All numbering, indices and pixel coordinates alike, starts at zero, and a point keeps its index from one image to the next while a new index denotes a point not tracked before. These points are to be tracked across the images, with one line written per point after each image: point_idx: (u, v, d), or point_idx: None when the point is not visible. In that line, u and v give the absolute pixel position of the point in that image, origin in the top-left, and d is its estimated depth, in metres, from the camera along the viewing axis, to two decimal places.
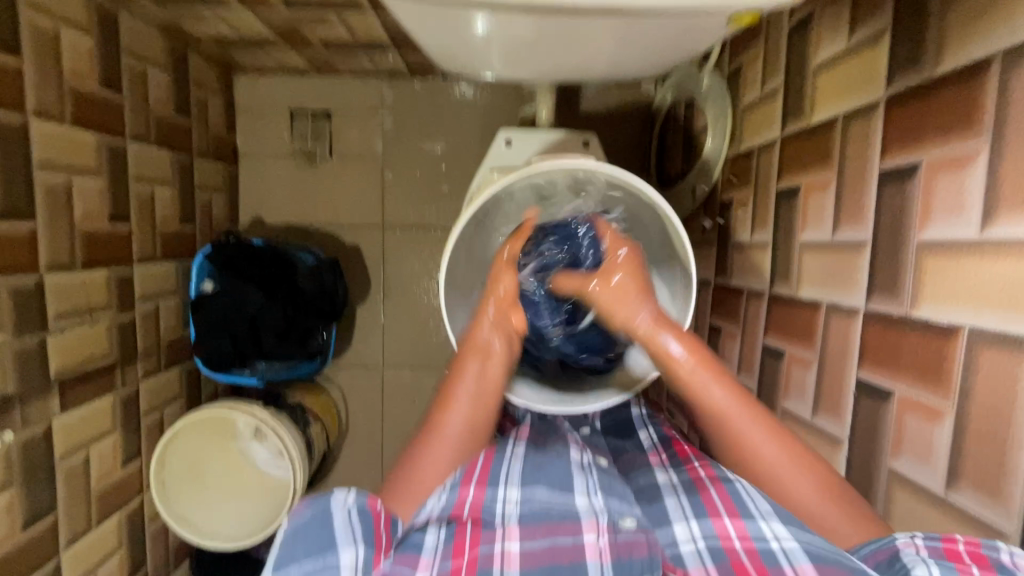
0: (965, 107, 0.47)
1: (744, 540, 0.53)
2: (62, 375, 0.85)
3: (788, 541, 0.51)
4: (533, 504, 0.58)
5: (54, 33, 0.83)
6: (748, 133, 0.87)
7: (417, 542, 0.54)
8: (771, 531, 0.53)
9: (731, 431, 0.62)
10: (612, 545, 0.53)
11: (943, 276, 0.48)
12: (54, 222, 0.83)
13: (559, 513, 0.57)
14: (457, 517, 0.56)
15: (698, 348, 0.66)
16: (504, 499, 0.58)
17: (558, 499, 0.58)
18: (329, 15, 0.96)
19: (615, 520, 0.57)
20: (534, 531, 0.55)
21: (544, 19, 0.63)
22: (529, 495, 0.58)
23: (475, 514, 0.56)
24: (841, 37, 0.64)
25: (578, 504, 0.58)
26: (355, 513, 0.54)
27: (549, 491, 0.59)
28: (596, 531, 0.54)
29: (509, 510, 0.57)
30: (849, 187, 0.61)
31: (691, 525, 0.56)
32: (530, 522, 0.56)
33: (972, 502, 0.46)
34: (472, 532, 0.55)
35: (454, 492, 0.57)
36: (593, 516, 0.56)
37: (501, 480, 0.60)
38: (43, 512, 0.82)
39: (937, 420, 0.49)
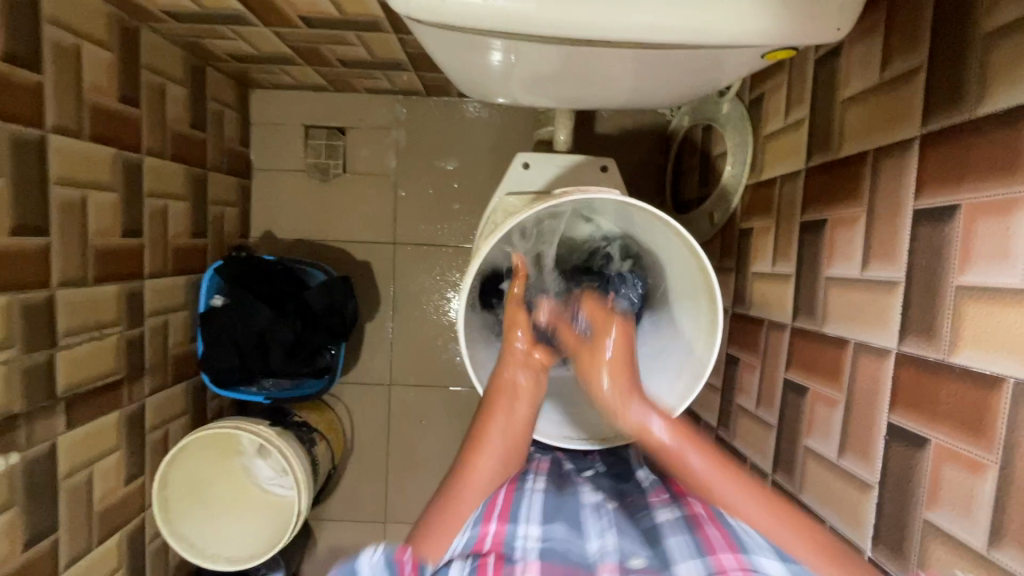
0: (1011, 150, 0.46)
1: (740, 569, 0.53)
2: (69, 393, 0.83)
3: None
4: (552, 541, 0.60)
5: (76, 49, 0.83)
6: (770, 162, 0.85)
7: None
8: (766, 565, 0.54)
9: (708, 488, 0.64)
10: None
11: (986, 323, 0.47)
12: (67, 237, 0.83)
13: (574, 555, 0.58)
14: (478, 552, 0.59)
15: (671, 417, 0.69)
16: (524, 535, 0.60)
17: (575, 540, 0.61)
18: (349, 36, 0.96)
19: (625, 560, 0.57)
20: (554, 568, 0.55)
21: (568, 50, 0.63)
22: (550, 532, 0.61)
23: (497, 548, 0.58)
24: (872, 72, 0.64)
25: (591, 548, 0.60)
26: (383, 567, 0.54)
27: (568, 531, 0.62)
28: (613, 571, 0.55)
29: (529, 546, 0.59)
30: (881, 224, 0.60)
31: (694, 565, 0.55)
32: (550, 557, 0.57)
33: (1019, 564, 0.43)
34: (495, 564, 0.55)
35: (476, 529, 0.62)
36: (605, 558, 0.57)
37: (521, 517, 0.63)
38: (44, 532, 0.80)
39: (980, 474, 0.47)
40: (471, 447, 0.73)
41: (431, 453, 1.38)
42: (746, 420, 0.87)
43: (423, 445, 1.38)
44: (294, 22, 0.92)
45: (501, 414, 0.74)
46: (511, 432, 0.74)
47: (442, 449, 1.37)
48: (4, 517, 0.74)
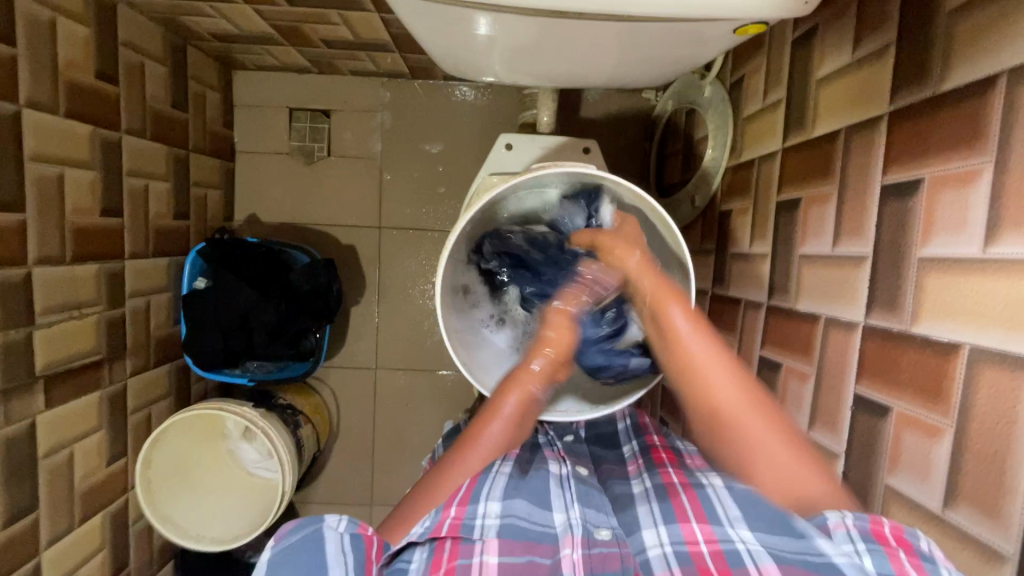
0: (971, 123, 0.47)
1: (710, 543, 0.56)
2: (48, 372, 0.83)
3: (753, 544, 0.54)
4: (514, 520, 0.60)
5: (51, 23, 0.81)
6: (749, 143, 0.86)
7: (402, 567, 0.57)
8: (737, 535, 0.56)
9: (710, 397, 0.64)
10: (585, 558, 0.56)
11: (945, 292, 0.48)
12: (44, 215, 0.82)
13: (536, 532, 0.59)
14: (437, 536, 0.58)
15: (700, 319, 0.67)
16: (483, 514, 0.60)
17: (537, 515, 0.61)
18: (331, 14, 0.96)
19: (590, 533, 0.59)
20: (513, 547, 0.57)
21: (550, 22, 0.63)
22: (510, 508, 0.61)
23: (453, 532, 0.57)
24: (845, 51, 0.64)
25: (556, 523, 0.61)
26: (347, 538, 0.56)
27: (530, 506, 0.62)
28: (571, 545, 0.57)
29: (487, 524, 0.59)
30: (851, 200, 0.61)
31: (660, 531, 0.59)
32: (510, 536, 0.58)
33: (972, 522, 0.45)
34: (450, 547, 0.57)
35: (436, 513, 0.59)
36: (568, 531, 0.59)
37: (483, 496, 0.62)
38: (24, 510, 0.80)
39: (936, 437, 0.48)
40: (479, 421, 0.69)
41: (417, 436, 1.39)
42: None
43: (409, 428, 1.38)
44: None
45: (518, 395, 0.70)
46: (521, 426, 0.70)
47: (428, 432, 1.38)
48: None
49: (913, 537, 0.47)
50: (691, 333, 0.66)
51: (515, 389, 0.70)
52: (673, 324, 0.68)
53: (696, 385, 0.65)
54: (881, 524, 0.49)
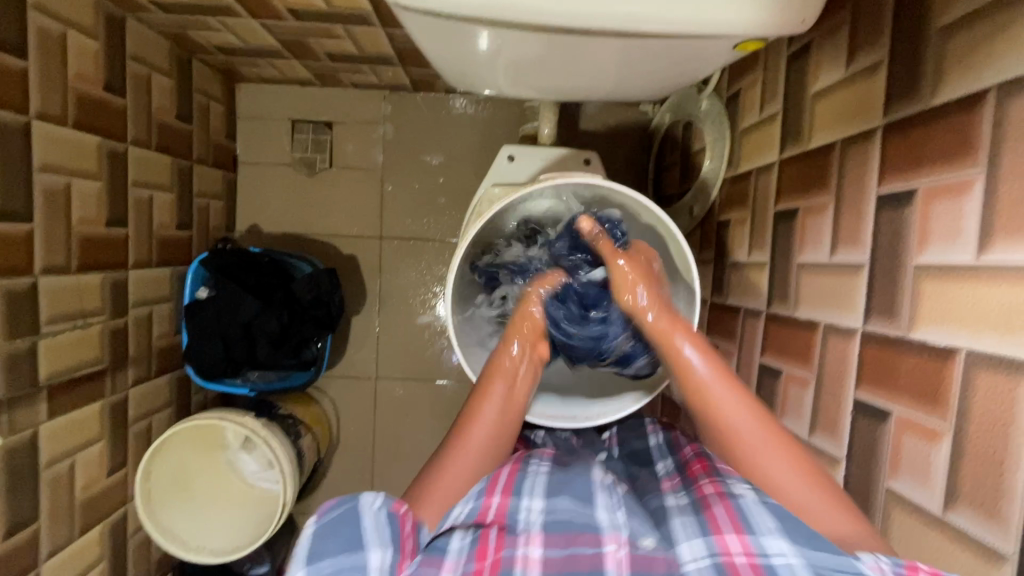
0: (962, 137, 0.49)
1: (747, 556, 0.50)
2: (51, 381, 0.83)
3: (794, 558, 0.49)
4: (558, 515, 0.57)
5: (62, 36, 0.83)
6: (747, 155, 0.88)
7: (442, 546, 0.56)
8: (774, 547, 0.50)
9: (727, 433, 0.63)
10: (630, 557, 0.53)
11: (941, 299, 0.50)
12: (51, 224, 0.83)
13: (580, 524, 0.56)
14: (481, 523, 0.57)
15: (712, 356, 0.67)
16: (528, 508, 0.59)
17: (580, 511, 0.58)
18: (336, 28, 0.98)
19: (635, 538, 0.56)
20: (556, 540, 0.55)
21: (552, 38, 0.65)
22: (553, 505, 0.59)
23: (499, 519, 0.57)
24: (839, 67, 0.67)
25: (600, 518, 0.57)
26: (383, 515, 0.57)
27: (573, 502, 0.59)
28: (616, 543, 0.54)
29: (531, 518, 0.57)
30: (848, 210, 0.63)
31: (697, 545, 0.54)
32: (553, 530, 0.56)
33: (972, 524, 0.46)
34: (495, 537, 0.56)
35: (477, 501, 0.59)
36: (614, 528, 0.56)
37: (527, 491, 0.61)
38: (25, 521, 0.79)
39: (935, 441, 0.49)
40: (469, 411, 0.72)
41: (417, 446, 1.39)
42: None
43: (409, 438, 1.38)
44: (282, 14, 0.93)
45: (502, 382, 0.73)
46: (506, 415, 0.72)
47: (428, 442, 1.38)
48: None
49: None
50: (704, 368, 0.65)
51: (496, 377, 0.73)
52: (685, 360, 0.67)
53: (708, 419, 0.64)
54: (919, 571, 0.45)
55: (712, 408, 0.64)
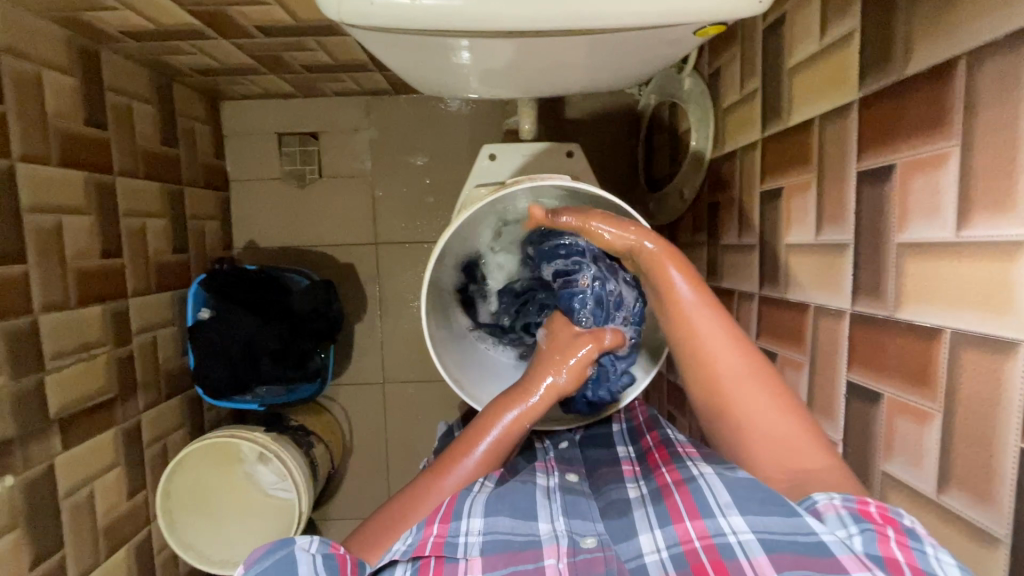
0: (936, 109, 0.47)
1: (703, 539, 0.56)
2: (62, 415, 0.85)
3: (744, 534, 0.53)
4: (495, 535, 0.61)
5: (37, 76, 0.84)
6: (731, 134, 0.86)
7: None
8: (728, 525, 0.55)
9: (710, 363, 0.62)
10: (570, 565, 0.57)
11: (924, 278, 0.48)
12: (44, 261, 0.84)
13: (520, 542, 0.60)
14: (421, 556, 0.58)
15: (700, 285, 0.65)
16: (466, 531, 0.60)
17: (521, 528, 0.62)
18: (308, 41, 0.97)
19: (576, 542, 0.60)
20: (496, 562, 0.58)
21: (518, 40, 0.64)
22: (493, 524, 0.62)
23: (438, 550, 0.58)
24: (813, 38, 0.64)
25: (541, 531, 0.62)
26: (319, 560, 0.56)
27: (512, 520, 0.63)
28: (556, 555, 0.58)
29: (471, 541, 0.60)
30: (829, 188, 0.61)
31: (656, 536, 0.60)
32: (492, 551, 0.59)
33: (965, 506, 0.45)
34: (437, 565, 0.58)
35: (419, 532, 0.59)
36: (553, 541, 0.60)
37: (465, 513, 0.62)
38: (50, 551, 0.82)
39: (926, 423, 0.48)
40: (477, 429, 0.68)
41: (428, 445, 1.40)
42: None
43: (421, 439, 1.40)
44: (251, 31, 0.92)
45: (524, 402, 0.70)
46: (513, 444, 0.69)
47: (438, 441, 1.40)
48: (9, 538, 0.76)
49: (898, 516, 0.47)
50: (690, 297, 0.64)
51: (513, 407, 0.69)
52: (673, 285, 0.64)
53: (697, 356, 0.63)
54: (868, 503, 0.49)
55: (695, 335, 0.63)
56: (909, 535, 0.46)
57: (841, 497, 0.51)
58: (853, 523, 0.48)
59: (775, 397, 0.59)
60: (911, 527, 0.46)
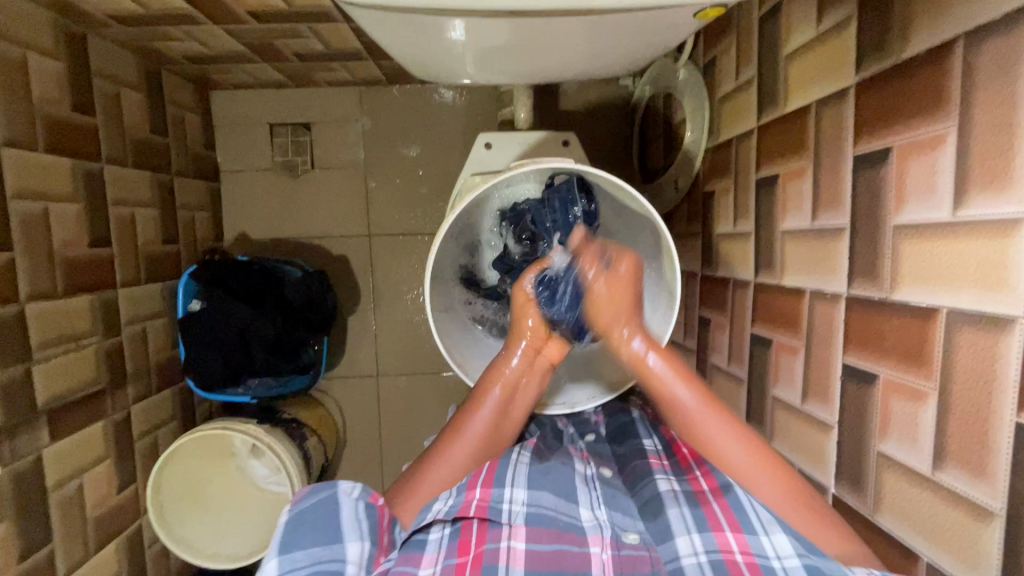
0: (934, 91, 0.47)
1: (745, 555, 0.56)
2: (50, 406, 0.84)
3: (790, 560, 0.54)
4: (540, 509, 0.61)
5: (23, 59, 0.82)
6: (726, 123, 0.87)
7: (421, 541, 0.58)
8: (772, 547, 0.55)
9: (699, 434, 0.64)
10: (614, 559, 0.57)
11: (920, 258, 0.49)
12: (32, 249, 0.82)
13: (563, 522, 0.61)
14: (463, 516, 0.59)
15: (671, 355, 0.68)
16: (510, 499, 0.61)
17: (564, 508, 0.63)
18: (301, 28, 0.96)
19: (618, 536, 0.60)
20: (540, 535, 0.59)
21: (515, 21, 0.63)
22: (538, 499, 0.62)
23: (481, 513, 0.59)
24: (810, 24, 0.65)
25: (583, 517, 0.62)
26: (361, 505, 0.59)
27: (555, 499, 0.63)
28: (601, 545, 0.59)
29: (514, 510, 0.60)
30: (825, 173, 0.62)
31: (693, 539, 0.59)
32: (536, 523, 0.60)
33: (960, 482, 0.46)
34: (478, 530, 0.59)
35: (460, 495, 0.61)
36: (597, 530, 0.60)
37: (508, 481, 0.63)
38: (38, 543, 0.80)
39: (922, 402, 0.49)
40: (473, 399, 0.70)
41: (422, 438, 1.40)
42: (720, 378, 0.89)
43: (415, 432, 1.39)
44: (243, 17, 0.91)
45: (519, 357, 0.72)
46: (509, 407, 0.70)
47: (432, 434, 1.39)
48: None
49: None
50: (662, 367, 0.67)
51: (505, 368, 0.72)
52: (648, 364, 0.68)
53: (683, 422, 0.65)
54: None
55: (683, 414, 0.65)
56: None
57: None
58: None
59: (756, 455, 0.61)
60: None
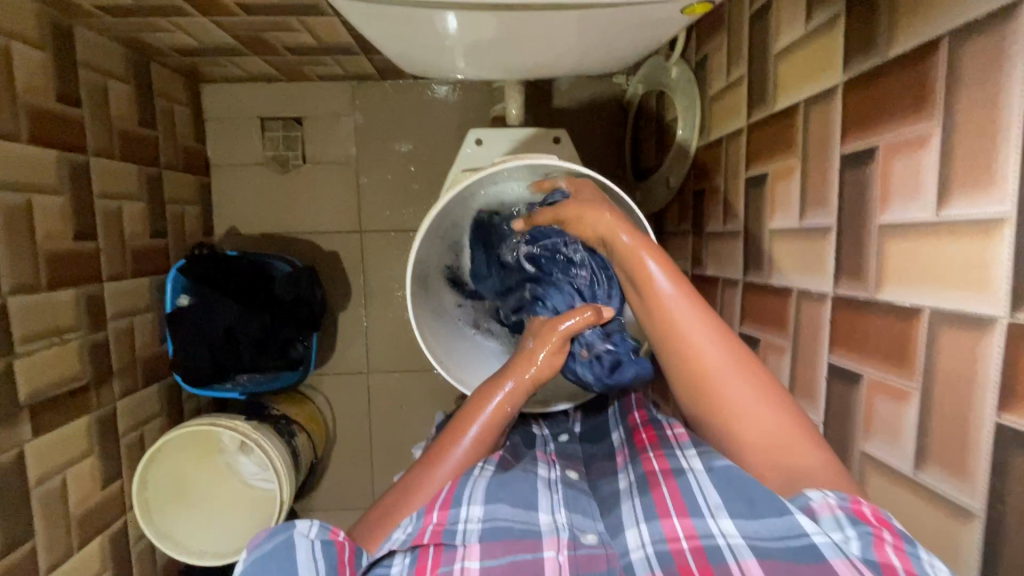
0: (919, 90, 0.47)
1: (690, 540, 0.53)
2: (32, 400, 0.83)
3: (734, 537, 0.52)
4: (496, 522, 0.59)
5: (6, 48, 0.80)
6: (717, 122, 0.87)
7: (382, 575, 0.56)
8: (718, 527, 0.53)
9: (695, 358, 0.60)
10: (571, 559, 0.55)
11: (904, 258, 0.49)
12: (14, 241, 0.81)
13: (519, 530, 0.58)
14: (419, 544, 0.56)
15: (679, 278, 0.64)
16: (466, 518, 0.59)
17: (521, 516, 0.60)
18: (291, 21, 0.95)
19: (575, 536, 0.58)
20: (495, 549, 0.56)
21: (503, 14, 0.63)
22: (493, 512, 0.60)
23: (437, 538, 0.56)
24: (800, 22, 0.64)
25: (541, 522, 0.60)
26: (318, 546, 0.55)
27: (513, 508, 0.61)
28: (556, 548, 0.56)
29: (470, 528, 0.58)
30: (813, 172, 0.61)
31: (641, 530, 0.57)
32: (491, 538, 0.57)
33: (941, 482, 0.46)
34: (434, 555, 0.56)
35: (419, 520, 0.58)
36: (553, 533, 0.58)
37: (465, 499, 0.61)
38: (19, 540, 0.79)
39: (904, 402, 0.49)
40: (462, 419, 0.69)
41: (412, 436, 1.39)
42: None
43: (405, 430, 1.39)
44: (232, 9, 0.90)
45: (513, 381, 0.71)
46: (501, 429, 0.70)
47: (423, 431, 1.39)
48: None
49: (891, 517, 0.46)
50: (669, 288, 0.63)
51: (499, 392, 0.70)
52: (650, 277, 0.64)
53: (677, 350, 0.61)
54: (862, 503, 0.48)
55: (681, 340, 0.61)
56: (906, 542, 0.45)
57: (835, 497, 0.50)
58: (848, 526, 0.47)
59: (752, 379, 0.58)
60: (907, 535, 0.45)
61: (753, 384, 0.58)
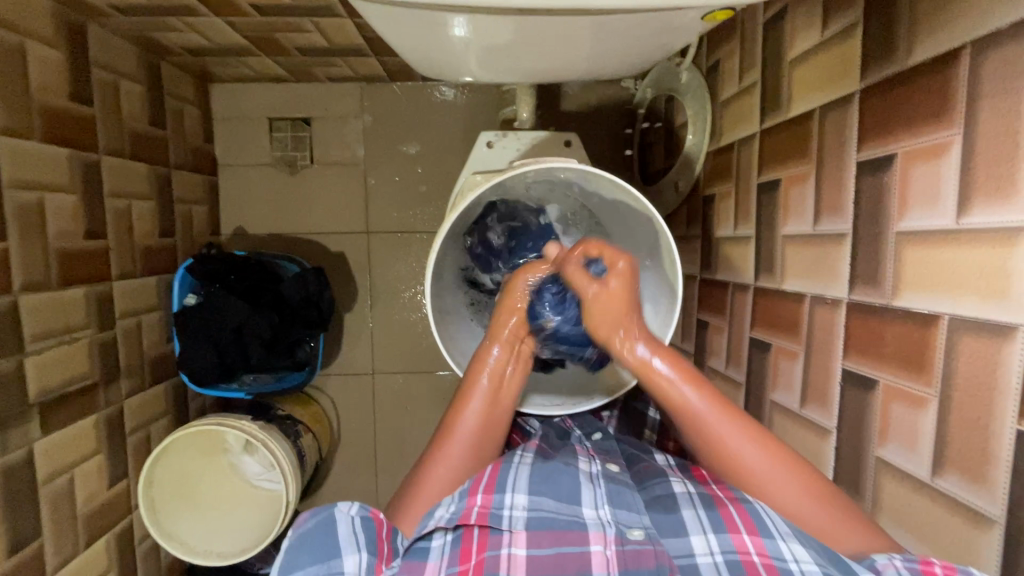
0: (939, 99, 0.47)
1: (761, 556, 0.53)
2: (41, 399, 0.83)
3: (807, 564, 0.51)
4: (540, 512, 0.59)
5: (21, 46, 0.80)
6: (728, 128, 0.87)
7: (423, 548, 0.58)
8: (790, 551, 0.53)
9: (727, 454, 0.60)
10: (620, 555, 0.54)
11: (922, 265, 0.49)
12: (26, 239, 0.81)
13: (564, 522, 0.58)
14: (464, 524, 0.58)
15: (682, 366, 0.63)
16: (511, 505, 0.59)
17: (565, 510, 0.60)
18: (304, 22, 0.95)
19: (623, 531, 0.57)
20: (541, 539, 0.56)
21: (521, 19, 0.63)
22: (537, 502, 0.60)
23: (482, 520, 0.57)
24: (815, 30, 0.65)
25: (586, 516, 0.59)
26: (358, 521, 0.58)
27: (556, 501, 0.61)
28: (603, 542, 0.56)
29: (516, 516, 0.58)
30: (827, 179, 0.62)
31: (709, 538, 0.56)
32: (537, 528, 0.58)
33: (959, 488, 0.46)
34: (479, 537, 0.57)
35: (462, 502, 0.60)
36: (600, 527, 0.58)
37: (509, 486, 0.61)
38: (27, 539, 0.79)
39: (922, 408, 0.49)
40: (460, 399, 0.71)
41: (417, 437, 1.39)
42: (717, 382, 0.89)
43: (410, 431, 1.39)
44: (246, 10, 0.90)
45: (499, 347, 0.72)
46: (496, 409, 0.71)
47: (427, 433, 1.39)
48: None
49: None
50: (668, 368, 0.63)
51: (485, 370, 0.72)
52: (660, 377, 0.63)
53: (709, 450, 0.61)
54: (931, 564, 0.45)
55: (705, 440, 0.61)
56: None
57: (901, 558, 0.48)
58: None
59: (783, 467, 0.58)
60: None
61: (792, 478, 0.58)
